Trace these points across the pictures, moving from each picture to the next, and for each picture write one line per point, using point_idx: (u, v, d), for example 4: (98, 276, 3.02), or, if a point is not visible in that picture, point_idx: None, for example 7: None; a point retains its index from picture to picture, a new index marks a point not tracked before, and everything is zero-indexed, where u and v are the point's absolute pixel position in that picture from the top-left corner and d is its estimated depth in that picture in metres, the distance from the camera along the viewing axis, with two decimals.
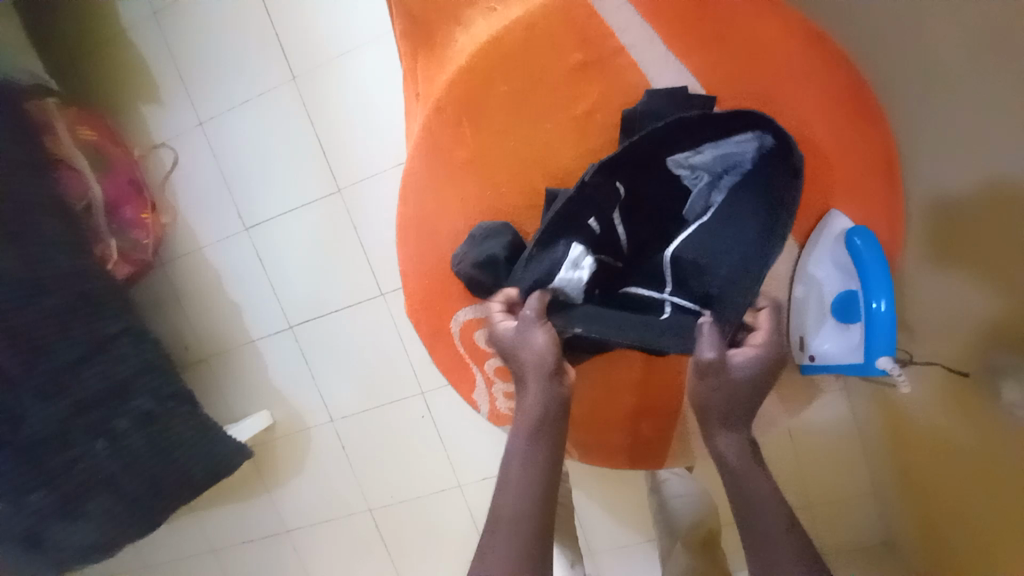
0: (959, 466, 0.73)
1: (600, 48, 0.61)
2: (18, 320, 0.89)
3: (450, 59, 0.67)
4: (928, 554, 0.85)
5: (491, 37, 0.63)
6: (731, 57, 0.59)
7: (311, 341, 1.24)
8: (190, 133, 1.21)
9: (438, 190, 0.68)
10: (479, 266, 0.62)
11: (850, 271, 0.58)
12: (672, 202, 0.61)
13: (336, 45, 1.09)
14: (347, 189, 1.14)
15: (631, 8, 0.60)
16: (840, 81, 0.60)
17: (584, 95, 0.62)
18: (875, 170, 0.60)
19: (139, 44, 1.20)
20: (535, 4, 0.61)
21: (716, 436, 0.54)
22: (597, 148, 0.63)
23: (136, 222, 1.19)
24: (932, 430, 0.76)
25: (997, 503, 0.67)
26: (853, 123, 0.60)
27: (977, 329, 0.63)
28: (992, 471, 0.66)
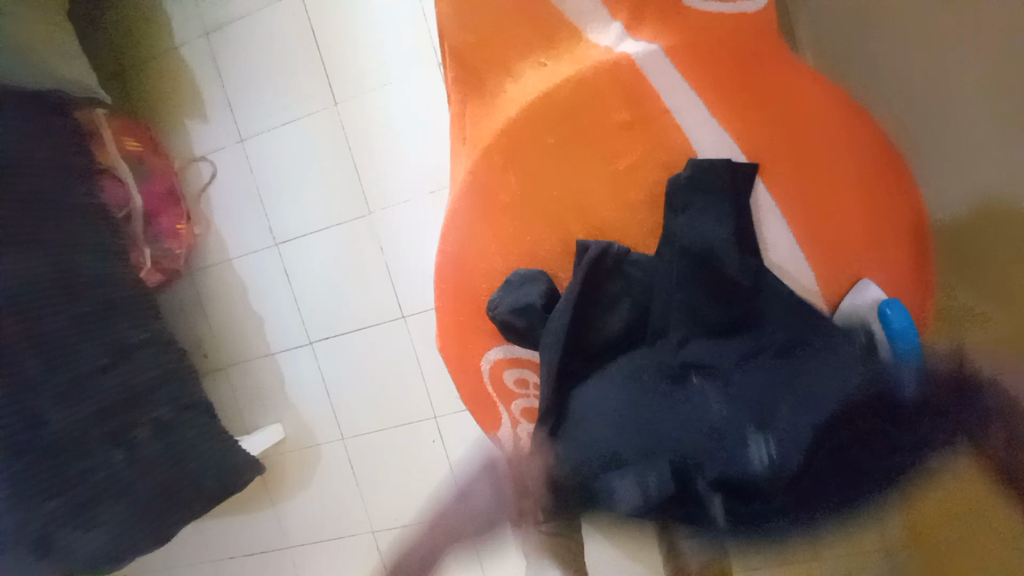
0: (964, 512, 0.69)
1: (646, 110, 0.63)
2: (45, 323, 0.92)
3: (499, 108, 0.70)
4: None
5: (541, 93, 0.66)
6: (771, 120, 0.61)
7: (330, 358, 1.25)
8: (229, 149, 1.24)
9: (477, 232, 0.71)
10: (513, 312, 0.64)
11: (879, 338, 0.58)
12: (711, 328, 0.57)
13: (379, 74, 1.12)
14: (378, 213, 1.17)
15: (677, 75, 0.62)
16: (874, 147, 0.64)
17: (625, 153, 0.64)
18: (897, 238, 0.63)
19: (187, 60, 1.25)
20: (586, 65, 0.64)
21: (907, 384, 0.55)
22: (636, 202, 0.64)
23: (171, 232, 1.22)
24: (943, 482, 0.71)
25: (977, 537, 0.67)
26: (883, 186, 0.63)
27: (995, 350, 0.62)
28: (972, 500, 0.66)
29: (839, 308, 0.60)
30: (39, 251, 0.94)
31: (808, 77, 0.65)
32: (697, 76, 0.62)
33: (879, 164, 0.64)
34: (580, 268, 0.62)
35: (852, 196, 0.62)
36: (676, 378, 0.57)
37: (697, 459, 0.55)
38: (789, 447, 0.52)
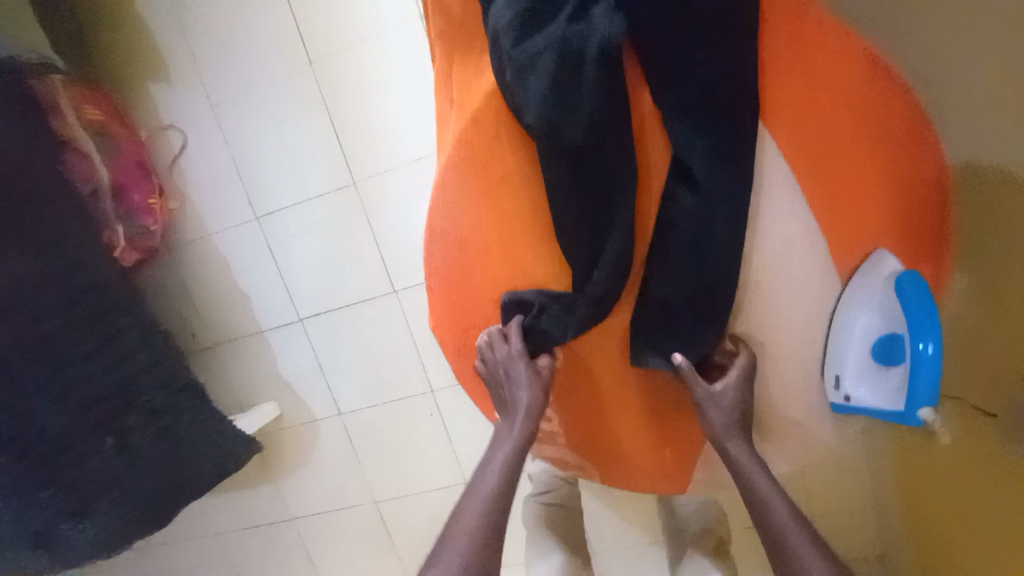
0: (950, 517, 0.80)
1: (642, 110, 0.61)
2: (26, 309, 0.87)
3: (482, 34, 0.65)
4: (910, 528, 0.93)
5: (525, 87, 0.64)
6: (798, 94, 0.58)
7: (323, 336, 1.22)
8: (201, 117, 1.15)
9: (470, 206, 0.66)
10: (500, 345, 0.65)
11: (895, 314, 0.56)
12: (550, 10, 0.59)
13: (359, 29, 1.03)
14: (362, 183, 1.11)
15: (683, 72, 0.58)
16: (862, 107, 0.58)
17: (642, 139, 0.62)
18: (927, 207, 0.61)
19: (146, 17, 1.14)
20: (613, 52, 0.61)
21: (720, 428, 0.63)
22: (659, 165, 0.62)
23: (144, 208, 1.14)
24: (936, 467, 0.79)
25: (958, 543, 0.79)
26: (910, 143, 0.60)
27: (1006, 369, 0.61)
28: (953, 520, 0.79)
29: (852, 279, 0.60)
30: (11, 234, 0.88)
31: (849, 45, 0.58)
32: (782, 74, 0.57)
33: (905, 142, 0.60)
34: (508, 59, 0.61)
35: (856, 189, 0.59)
36: (569, 42, 0.57)
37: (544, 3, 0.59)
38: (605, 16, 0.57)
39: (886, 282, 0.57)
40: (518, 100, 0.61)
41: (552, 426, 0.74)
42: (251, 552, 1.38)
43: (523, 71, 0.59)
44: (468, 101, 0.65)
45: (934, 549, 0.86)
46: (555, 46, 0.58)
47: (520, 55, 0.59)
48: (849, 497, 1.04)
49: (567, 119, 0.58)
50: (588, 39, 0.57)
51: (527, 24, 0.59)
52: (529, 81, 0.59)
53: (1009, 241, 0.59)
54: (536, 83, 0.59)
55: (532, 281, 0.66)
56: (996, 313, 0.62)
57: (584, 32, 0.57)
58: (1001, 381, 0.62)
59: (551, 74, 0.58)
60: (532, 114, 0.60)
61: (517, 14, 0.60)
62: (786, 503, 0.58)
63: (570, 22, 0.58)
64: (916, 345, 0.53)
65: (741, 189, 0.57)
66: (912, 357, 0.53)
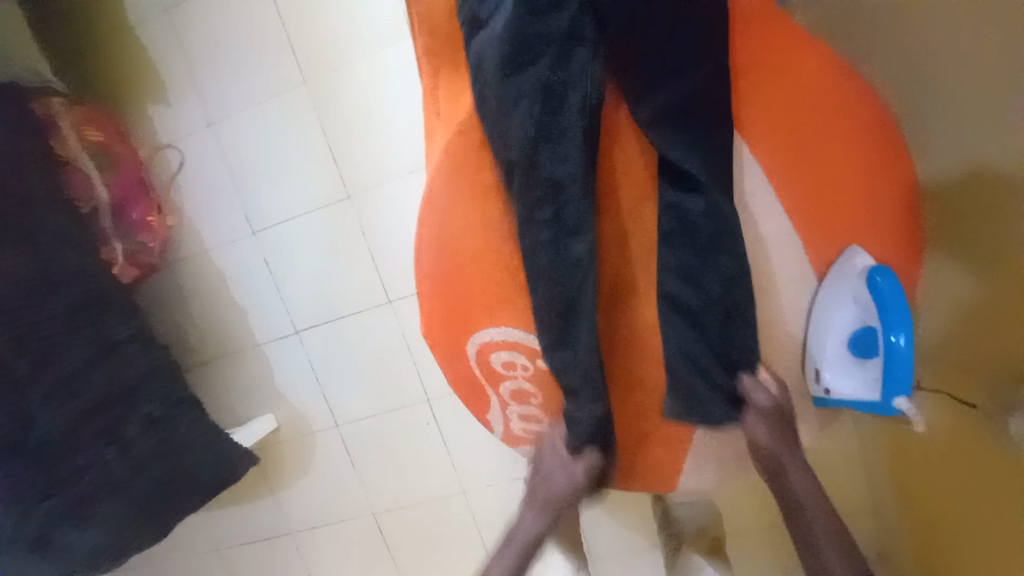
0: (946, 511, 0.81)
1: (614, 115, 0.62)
2: (29, 318, 0.89)
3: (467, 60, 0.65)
4: (909, 526, 0.94)
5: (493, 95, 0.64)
6: (775, 99, 0.60)
7: (320, 346, 1.23)
8: (198, 136, 1.18)
9: (458, 216, 0.68)
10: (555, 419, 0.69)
11: (869, 308, 0.57)
12: (523, 63, 0.58)
13: (353, 47, 1.07)
14: (357, 195, 1.14)
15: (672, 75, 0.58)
16: (852, 116, 0.62)
17: (620, 146, 0.63)
18: (900, 208, 0.64)
19: (144, 40, 1.17)
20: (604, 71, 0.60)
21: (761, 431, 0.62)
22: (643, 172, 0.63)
23: (143, 225, 1.17)
24: (936, 465, 0.80)
25: (957, 537, 0.80)
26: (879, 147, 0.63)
27: (998, 363, 0.63)
28: (950, 513, 0.80)
29: (827, 274, 0.61)
30: (20, 246, 0.91)
31: (816, 57, 0.62)
32: (759, 79, 0.60)
33: (876, 145, 0.62)
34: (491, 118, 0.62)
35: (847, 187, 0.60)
36: (550, 101, 0.58)
37: (515, 57, 0.58)
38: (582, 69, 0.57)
39: (857, 277, 0.58)
40: (504, 158, 0.61)
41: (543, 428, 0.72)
42: (249, 566, 1.38)
43: (507, 136, 0.60)
44: (458, 109, 0.67)
45: (934, 546, 0.87)
46: (536, 108, 0.58)
47: (502, 91, 0.60)
48: (845, 499, 1.04)
49: (557, 179, 0.59)
50: (570, 94, 0.58)
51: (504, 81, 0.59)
52: (516, 145, 0.60)
53: (1006, 243, 0.60)
54: (522, 148, 0.59)
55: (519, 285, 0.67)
56: (1005, 315, 0.62)
57: (563, 77, 0.58)
58: (989, 374, 0.64)
59: (536, 140, 0.59)
60: (520, 176, 0.60)
61: (500, 50, 0.59)
62: (819, 502, 0.62)
63: (546, 76, 0.58)
64: (888, 338, 0.54)
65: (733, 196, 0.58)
66: (885, 349, 0.55)
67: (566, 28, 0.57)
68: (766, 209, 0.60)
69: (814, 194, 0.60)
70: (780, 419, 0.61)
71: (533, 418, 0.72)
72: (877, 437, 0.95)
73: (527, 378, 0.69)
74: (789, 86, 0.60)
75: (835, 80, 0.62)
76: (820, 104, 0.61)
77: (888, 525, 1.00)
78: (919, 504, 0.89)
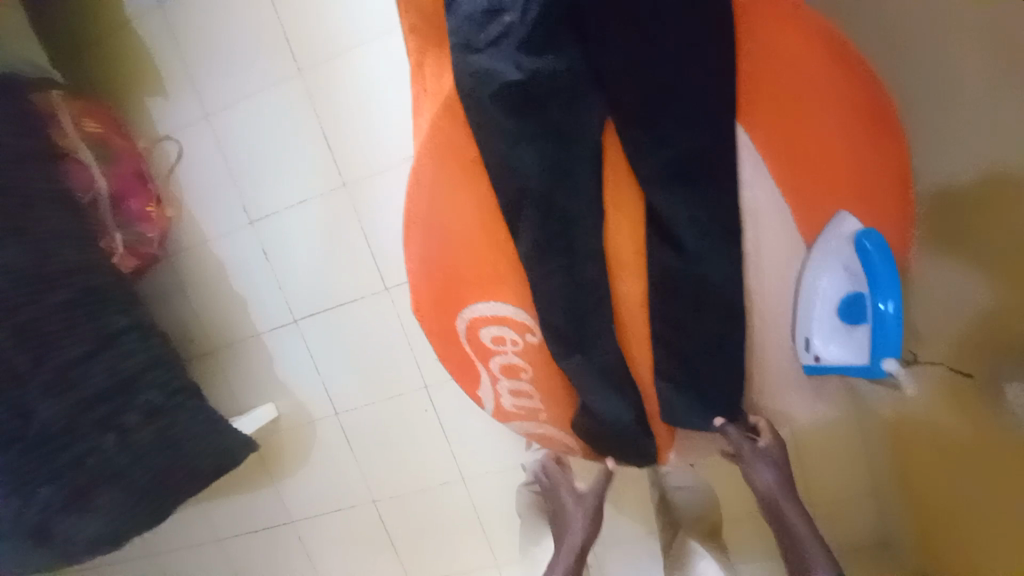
0: (949, 493, 0.79)
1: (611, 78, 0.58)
2: (31, 313, 0.91)
3: (455, 87, 0.63)
4: (913, 511, 0.92)
5: (477, 74, 0.61)
6: (769, 71, 0.57)
7: (317, 335, 1.24)
8: (195, 127, 1.20)
9: (445, 191, 0.67)
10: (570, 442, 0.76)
11: (857, 272, 0.56)
12: (529, 103, 0.60)
13: (348, 36, 1.07)
14: (352, 183, 1.14)
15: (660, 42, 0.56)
16: (862, 97, 0.59)
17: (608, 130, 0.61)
18: (895, 181, 0.61)
19: (142, 34, 1.19)
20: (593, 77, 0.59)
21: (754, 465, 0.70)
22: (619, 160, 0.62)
23: (142, 215, 1.18)
24: (938, 446, 0.78)
25: (957, 516, 0.79)
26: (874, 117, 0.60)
27: (978, 342, 0.63)
28: (954, 496, 0.78)
29: (816, 241, 0.60)
30: (14, 238, 0.92)
31: (810, 23, 0.59)
32: (755, 48, 0.57)
33: (871, 116, 0.60)
34: (499, 152, 0.62)
35: (848, 167, 0.59)
36: (560, 140, 0.60)
37: (521, 95, 0.59)
38: (586, 109, 0.59)
39: (846, 241, 0.57)
40: (510, 190, 0.63)
41: (535, 403, 0.72)
42: (252, 555, 1.39)
43: (518, 172, 0.62)
44: (444, 85, 0.65)
45: (937, 531, 0.86)
46: (546, 149, 0.61)
47: (509, 124, 0.61)
48: (844, 484, 1.03)
49: (567, 214, 0.62)
50: (576, 133, 0.60)
51: (512, 118, 0.60)
52: (523, 178, 0.62)
53: (995, 223, 0.60)
54: (529, 184, 0.62)
55: (507, 259, 0.67)
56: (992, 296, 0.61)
57: (568, 115, 0.60)
58: (991, 348, 0.62)
59: (542, 177, 0.61)
60: (529, 211, 0.63)
61: (502, 83, 0.59)
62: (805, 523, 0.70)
63: (553, 117, 0.60)
64: (877, 305, 0.54)
65: (711, 167, 0.59)
66: (874, 316, 0.54)
67: (567, 66, 0.58)
68: (754, 174, 0.59)
69: (805, 165, 0.59)
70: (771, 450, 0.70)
71: (525, 393, 0.72)
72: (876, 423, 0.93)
73: (518, 353, 0.70)
74: (788, 53, 0.57)
75: (831, 46, 0.59)
76: (816, 74, 0.58)
77: (893, 514, 0.98)
78: (920, 488, 0.88)
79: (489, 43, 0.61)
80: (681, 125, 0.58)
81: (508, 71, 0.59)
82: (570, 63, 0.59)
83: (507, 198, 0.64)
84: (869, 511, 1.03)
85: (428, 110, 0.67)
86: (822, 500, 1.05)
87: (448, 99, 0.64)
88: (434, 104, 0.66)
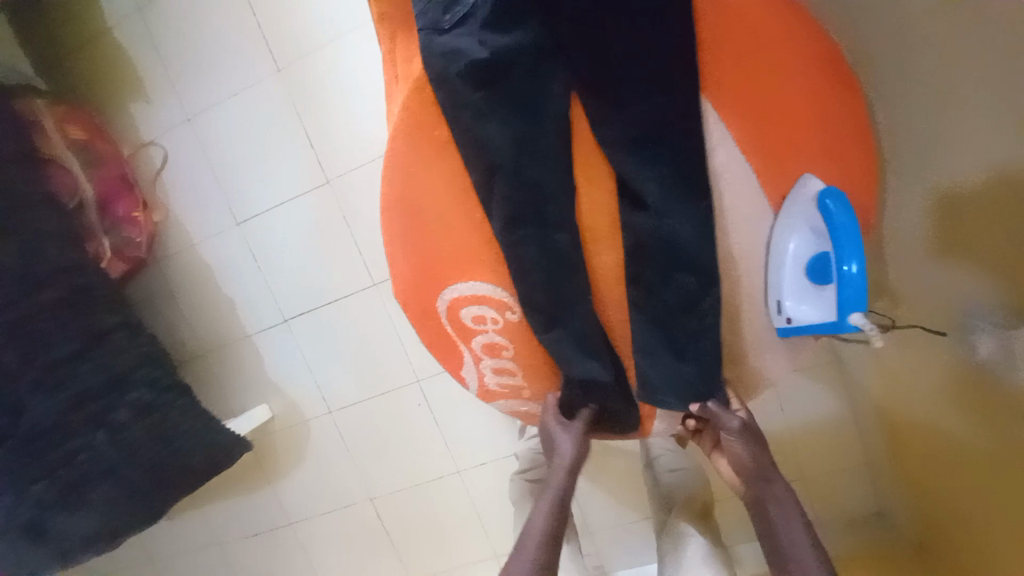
0: (931, 456, 0.81)
1: (575, 55, 0.61)
2: (22, 311, 0.91)
3: (423, 68, 0.64)
4: (905, 482, 0.93)
5: (445, 55, 0.63)
6: (729, 39, 0.59)
7: (306, 333, 1.25)
8: (179, 130, 1.21)
9: (420, 172, 0.68)
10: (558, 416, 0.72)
11: (822, 234, 0.58)
12: (496, 79, 0.62)
13: (325, 34, 1.09)
14: (335, 180, 1.15)
15: (620, 18, 0.59)
16: (821, 61, 0.61)
17: (574, 104, 0.63)
18: (859, 142, 0.63)
19: (123, 42, 1.21)
20: (558, 53, 0.61)
21: (732, 447, 0.69)
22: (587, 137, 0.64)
23: (128, 219, 1.19)
24: (920, 410, 0.80)
25: (946, 479, 0.79)
26: (834, 81, 0.62)
27: (950, 299, 0.66)
28: (943, 459, 0.78)
29: (783, 207, 0.61)
30: (13, 238, 0.94)
31: None
32: (714, 17, 0.59)
33: (832, 79, 0.62)
34: (470, 130, 0.64)
35: (809, 131, 0.61)
36: (529, 114, 0.62)
37: (490, 73, 0.62)
38: (551, 84, 0.62)
39: (810, 203, 0.59)
40: (484, 167, 0.64)
41: (517, 380, 0.74)
42: (251, 557, 1.39)
43: (489, 147, 0.63)
44: (414, 67, 0.66)
45: (925, 499, 0.88)
46: (515, 123, 0.62)
47: (480, 101, 0.63)
48: (836, 459, 1.04)
49: (539, 188, 0.64)
50: (542, 107, 0.62)
51: (481, 95, 0.63)
52: (495, 154, 0.63)
53: (956, 187, 0.63)
54: (501, 159, 0.63)
55: (485, 236, 0.68)
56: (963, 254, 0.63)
57: (535, 90, 0.62)
58: (959, 303, 0.65)
59: (514, 151, 0.63)
60: (501, 185, 0.64)
61: (469, 61, 0.62)
62: (805, 529, 0.64)
63: (519, 92, 0.62)
64: (841, 267, 0.55)
65: (676, 137, 0.60)
66: (838, 277, 0.55)
67: (531, 42, 0.61)
68: (720, 140, 0.61)
69: (766, 130, 0.60)
70: (752, 439, 0.69)
71: (507, 370, 0.73)
72: (873, 389, 0.92)
73: (499, 331, 0.71)
74: (745, 21, 0.59)
75: (790, 13, 0.61)
76: (774, 41, 0.59)
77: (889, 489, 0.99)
78: (906, 456, 0.89)
79: (454, 23, 0.64)
80: (644, 95, 0.60)
81: (475, 50, 0.62)
82: (532, 40, 0.61)
83: (480, 174, 0.65)
84: (864, 485, 1.04)
85: (400, 93, 0.69)
86: (820, 480, 1.05)
87: (417, 80, 0.65)
88: (407, 88, 0.68)
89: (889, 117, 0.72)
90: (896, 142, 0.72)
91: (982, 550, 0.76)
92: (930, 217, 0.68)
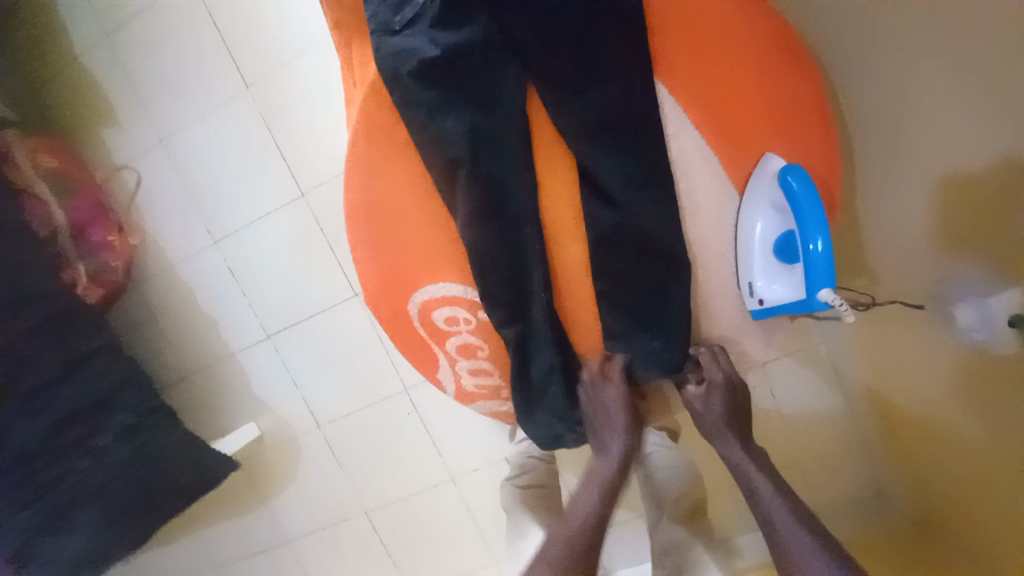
0: (925, 435, 0.79)
1: (528, 46, 0.60)
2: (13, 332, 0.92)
3: (377, 70, 0.64)
4: (900, 465, 0.89)
5: (397, 55, 0.62)
6: (679, 22, 0.59)
7: (291, 349, 1.24)
8: (151, 152, 1.21)
9: (382, 175, 0.67)
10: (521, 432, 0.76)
11: (786, 211, 0.58)
12: (452, 74, 0.62)
13: (291, 47, 1.09)
14: (309, 193, 1.15)
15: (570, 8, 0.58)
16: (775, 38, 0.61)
17: (531, 93, 0.62)
18: (820, 117, 0.63)
19: (90, 68, 1.21)
20: (511, 45, 0.61)
21: (708, 400, 0.67)
22: (544, 127, 0.63)
23: (104, 245, 1.18)
24: (916, 391, 0.77)
25: (944, 457, 0.76)
26: (790, 56, 0.61)
27: (936, 271, 0.65)
28: (941, 438, 0.75)
29: (747, 186, 0.61)
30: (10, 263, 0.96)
31: None
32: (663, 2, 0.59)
33: (788, 55, 0.61)
34: (427, 127, 0.63)
35: (768, 109, 0.60)
36: (486, 106, 0.62)
37: (445, 67, 0.62)
38: (506, 75, 0.61)
39: (772, 181, 0.59)
40: (443, 165, 0.64)
41: (495, 380, 0.72)
42: None
43: (447, 143, 0.62)
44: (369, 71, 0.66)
45: (925, 483, 0.84)
46: (471, 118, 0.62)
47: (437, 98, 0.62)
48: (832, 453, 0.97)
49: (500, 181, 0.63)
50: (499, 100, 0.62)
51: (437, 91, 0.62)
52: (455, 150, 0.62)
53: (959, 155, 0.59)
54: (457, 155, 0.62)
55: (452, 235, 0.67)
56: (976, 228, 0.58)
57: (490, 82, 0.62)
58: (939, 274, 0.65)
59: (475, 142, 0.62)
60: (464, 174, 0.63)
61: (421, 59, 0.61)
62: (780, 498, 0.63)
63: (473, 86, 0.62)
64: (807, 245, 0.54)
65: (634, 123, 0.60)
66: (805, 256, 0.54)
67: (481, 38, 0.61)
68: (679, 125, 0.61)
69: (725, 110, 0.60)
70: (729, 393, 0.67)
71: (483, 370, 0.72)
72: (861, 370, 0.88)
73: (472, 331, 0.70)
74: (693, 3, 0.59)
75: None
76: (724, 21, 0.60)
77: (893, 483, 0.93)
78: (910, 442, 0.84)
79: (405, 24, 0.63)
80: (600, 84, 0.59)
81: (427, 47, 0.61)
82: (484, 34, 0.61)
83: (441, 170, 0.64)
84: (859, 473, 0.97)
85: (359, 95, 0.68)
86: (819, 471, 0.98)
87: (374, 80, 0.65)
88: (362, 90, 0.67)
89: (858, 90, 0.71)
90: (862, 116, 0.72)
91: (989, 534, 0.71)
92: (914, 191, 0.67)
